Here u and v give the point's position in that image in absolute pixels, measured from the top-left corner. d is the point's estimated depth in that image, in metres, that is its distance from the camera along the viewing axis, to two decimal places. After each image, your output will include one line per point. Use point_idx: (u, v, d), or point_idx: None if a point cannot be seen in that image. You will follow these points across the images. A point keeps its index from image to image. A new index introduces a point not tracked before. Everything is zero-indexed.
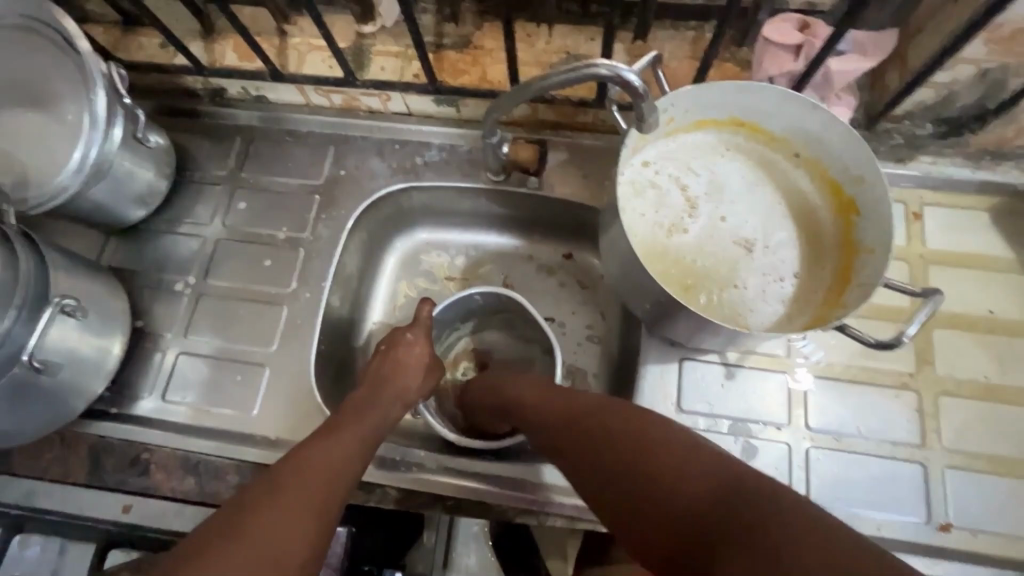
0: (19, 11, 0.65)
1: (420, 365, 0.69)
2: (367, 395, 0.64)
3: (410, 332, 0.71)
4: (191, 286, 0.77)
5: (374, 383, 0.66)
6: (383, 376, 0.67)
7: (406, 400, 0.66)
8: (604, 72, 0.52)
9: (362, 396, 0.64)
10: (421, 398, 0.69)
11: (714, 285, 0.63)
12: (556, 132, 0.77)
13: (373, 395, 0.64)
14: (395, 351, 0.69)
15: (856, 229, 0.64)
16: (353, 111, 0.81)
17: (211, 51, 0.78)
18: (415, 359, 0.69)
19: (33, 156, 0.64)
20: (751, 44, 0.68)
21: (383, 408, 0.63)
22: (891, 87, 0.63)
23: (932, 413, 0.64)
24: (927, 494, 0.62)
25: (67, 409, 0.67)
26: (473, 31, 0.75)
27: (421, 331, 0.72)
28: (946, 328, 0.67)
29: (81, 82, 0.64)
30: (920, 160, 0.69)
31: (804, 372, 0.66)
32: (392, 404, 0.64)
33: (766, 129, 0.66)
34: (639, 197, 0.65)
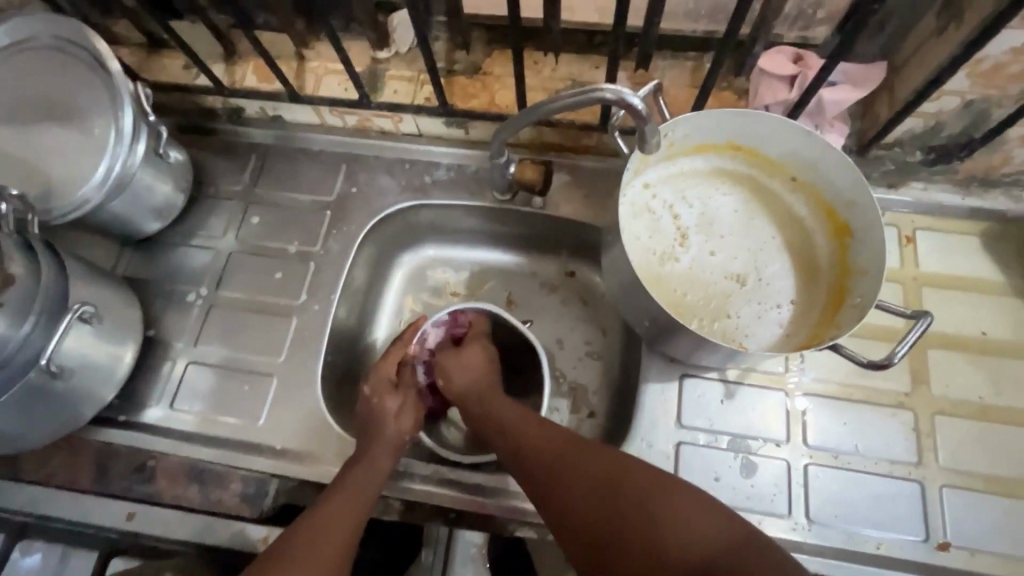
0: (53, 33, 0.68)
1: (399, 410, 0.70)
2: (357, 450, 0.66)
3: (366, 386, 0.71)
4: (203, 296, 0.79)
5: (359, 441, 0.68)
6: (362, 433, 0.68)
7: (398, 443, 0.67)
8: (608, 97, 0.54)
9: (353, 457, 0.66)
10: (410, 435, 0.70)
11: (708, 313, 0.66)
12: (560, 154, 0.80)
13: (359, 450, 0.66)
14: (366, 407, 0.70)
15: (850, 250, 0.66)
16: (366, 131, 0.84)
17: (232, 72, 0.82)
18: (391, 406, 0.70)
19: (56, 169, 0.67)
20: (747, 74, 0.71)
21: (378, 456, 0.65)
22: (882, 117, 0.66)
23: (928, 432, 0.65)
24: (925, 512, 0.62)
25: (75, 415, 0.68)
26: (483, 58, 0.78)
27: (379, 382, 0.72)
28: (940, 348, 0.68)
29: (107, 99, 0.67)
30: (911, 186, 0.72)
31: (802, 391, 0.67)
32: (383, 455, 0.65)
33: (763, 154, 0.68)
34: (636, 222, 0.68)
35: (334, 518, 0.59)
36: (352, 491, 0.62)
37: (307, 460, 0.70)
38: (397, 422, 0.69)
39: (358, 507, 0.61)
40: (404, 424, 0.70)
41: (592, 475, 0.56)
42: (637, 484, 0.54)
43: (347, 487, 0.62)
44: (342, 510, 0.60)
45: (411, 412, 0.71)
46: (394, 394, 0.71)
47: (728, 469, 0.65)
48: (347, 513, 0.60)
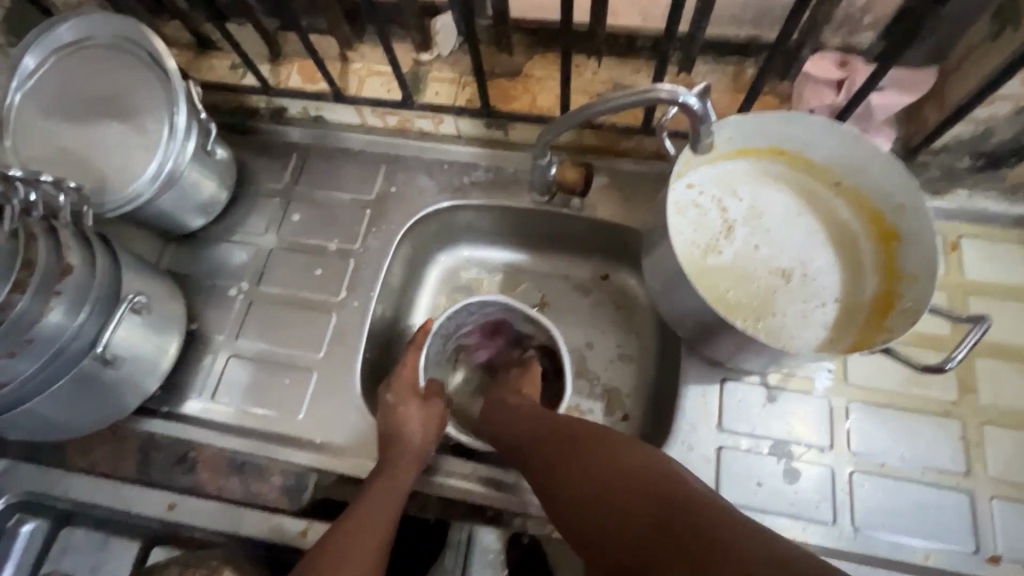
0: (113, 32, 0.70)
1: (427, 420, 0.68)
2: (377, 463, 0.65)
3: (390, 394, 0.70)
4: (244, 291, 0.80)
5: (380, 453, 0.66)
6: (384, 443, 0.66)
7: (422, 452, 0.66)
8: (663, 96, 0.54)
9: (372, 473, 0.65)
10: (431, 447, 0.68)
11: (751, 311, 0.65)
12: (598, 156, 0.80)
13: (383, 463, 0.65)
14: (386, 417, 0.68)
15: (897, 254, 0.65)
16: (405, 132, 0.85)
17: (278, 73, 0.84)
18: (413, 417, 0.68)
19: (112, 164, 0.69)
20: (791, 79, 0.71)
21: (402, 471, 0.65)
22: (929, 123, 0.65)
23: (976, 441, 0.64)
24: (974, 523, 0.61)
25: (121, 404, 0.69)
26: (524, 61, 0.79)
27: (402, 392, 0.70)
28: (987, 357, 0.67)
29: (161, 97, 0.69)
30: (956, 194, 0.71)
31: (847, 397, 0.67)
32: (405, 471, 0.65)
33: (807, 156, 0.68)
34: (681, 215, 0.69)
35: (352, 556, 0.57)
36: (372, 516, 0.61)
37: (346, 454, 0.70)
38: (422, 431, 0.67)
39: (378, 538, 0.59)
40: (430, 431, 0.68)
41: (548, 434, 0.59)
42: (621, 476, 0.49)
43: (367, 509, 0.61)
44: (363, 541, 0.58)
45: (437, 418, 0.69)
46: (418, 403, 0.69)
47: (770, 474, 0.64)
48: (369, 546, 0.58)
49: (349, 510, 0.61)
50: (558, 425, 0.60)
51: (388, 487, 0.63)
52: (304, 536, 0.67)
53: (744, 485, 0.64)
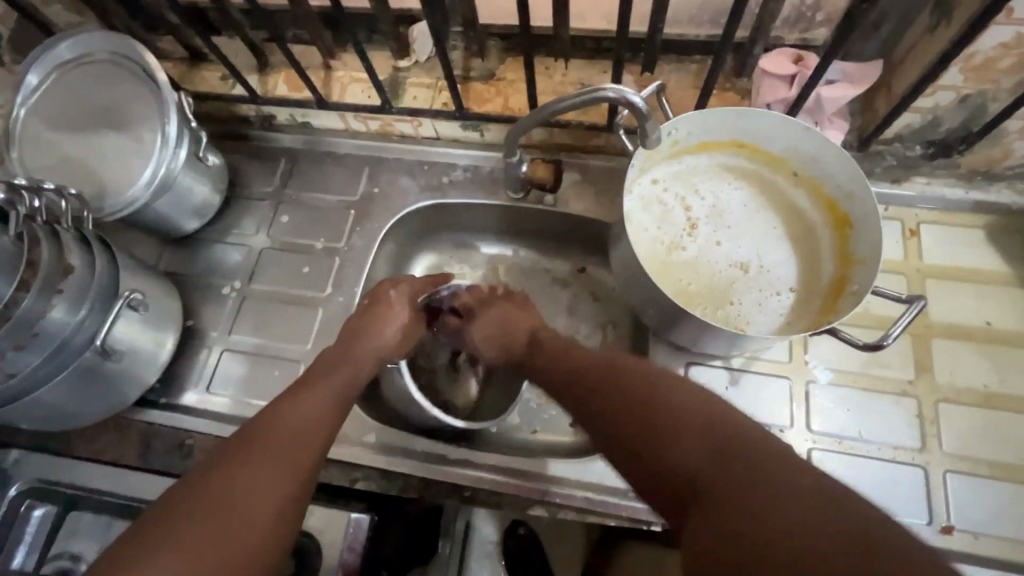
0: (108, 48, 0.75)
1: (401, 328, 0.71)
2: (341, 349, 0.66)
3: (394, 290, 0.74)
4: (237, 289, 0.85)
5: (356, 329, 0.69)
6: (362, 329, 0.69)
7: (391, 353, 0.69)
8: (610, 95, 0.58)
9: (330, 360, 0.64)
10: (396, 357, 0.71)
11: (711, 301, 0.68)
12: (571, 154, 0.84)
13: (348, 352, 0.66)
14: (381, 304, 0.72)
15: (850, 242, 0.68)
16: (387, 135, 0.89)
17: (266, 82, 0.88)
18: (397, 318, 0.71)
19: (109, 172, 0.74)
20: (749, 75, 0.74)
21: (362, 361, 0.66)
22: (880, 113, 0.68)
23: (932, 418, 0.66)
24: (928, 497, 0.63)
25: (122, 396, 0.74)
26: (497, 65, 0.83)
27: (404, 291, 0.74)
28: (944, 337, 0.70)
29: (154, 108, 0.74)
30: (914, 181, 0.73)
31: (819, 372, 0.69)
32: (370, 358, 0.67)
33: (764, 150, 0.71)
34: (646, 212, 0.72)
35: (296, 420, 0.55)
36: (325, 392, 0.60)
37: None
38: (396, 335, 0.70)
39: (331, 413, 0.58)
40: (404, 341, 0.72)
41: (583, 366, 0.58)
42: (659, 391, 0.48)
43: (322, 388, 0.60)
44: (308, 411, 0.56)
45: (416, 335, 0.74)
46: (410, 309, 0.73)
47: None
48: (318, 418, 0.56)
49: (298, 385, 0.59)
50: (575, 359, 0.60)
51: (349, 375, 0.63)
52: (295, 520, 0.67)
53: None
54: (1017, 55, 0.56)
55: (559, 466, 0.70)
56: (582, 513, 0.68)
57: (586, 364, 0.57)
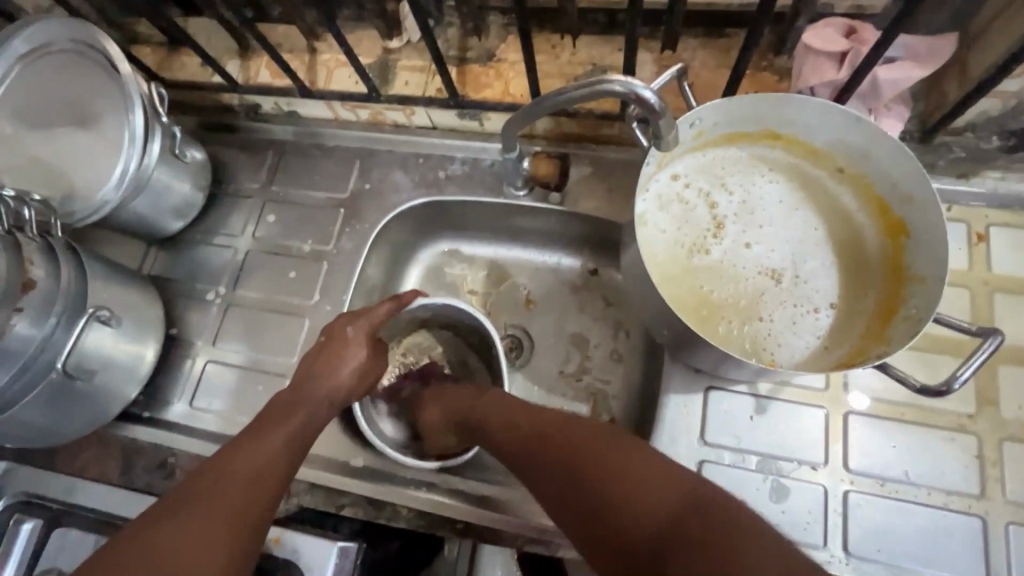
0: (71, 37, 0.69)
1: (358, 369, 0.66)
2: (297, 391, 0.62)
3: (351, 327, 0.67)
4: (221, 295, 0.80)
5: (308, 368, 0.64)
6: (316, 372, 0.63)
7: (343, 400, 0.64)
8: (618, 89, 0.50)
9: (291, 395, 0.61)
10: (352, 398, 0.66)
11: (736, 316, 0.59)
12: (580, 145, 0.75)
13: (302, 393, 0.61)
14: (335, 342, 0.66)
15: (906, 252, 0.58)
16: (379, 125, 0.81)
17: (247, 69, 0.81)
18: (353, 360, 0.66)
19: (77, 173, 0.68)
20: (790, 52, 0.63)
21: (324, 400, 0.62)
22: (950, 98, 0.56)
23: (994, 460, 0.57)
24: (986, 552, 0.55)
25: (101, 411, 0.71)
26: (497, 44, 0.74)
27: (362, 328, 0.67)
28: (1013, 364, 0.59)
29: (120, 101, 0.68)
30: (986, 176, 0.62)
31: (859, 395, 0.61)
32: (326, 402, 0.62)
33: (806, 140, 0.60)
34: (663, 211, 0.63)
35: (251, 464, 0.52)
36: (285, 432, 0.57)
37: (317, 462, 0.70)
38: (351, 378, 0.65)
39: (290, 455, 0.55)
40: (359, 385, 0.66)
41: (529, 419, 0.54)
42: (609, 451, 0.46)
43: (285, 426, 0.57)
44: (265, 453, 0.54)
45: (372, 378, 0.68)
46: (367, 348, 0.67)
47: (756, 492, 0.59)
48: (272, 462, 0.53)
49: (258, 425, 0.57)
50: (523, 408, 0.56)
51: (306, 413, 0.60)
52: (278, 544, 0.59)
53: None
54: None
55: None
56: None
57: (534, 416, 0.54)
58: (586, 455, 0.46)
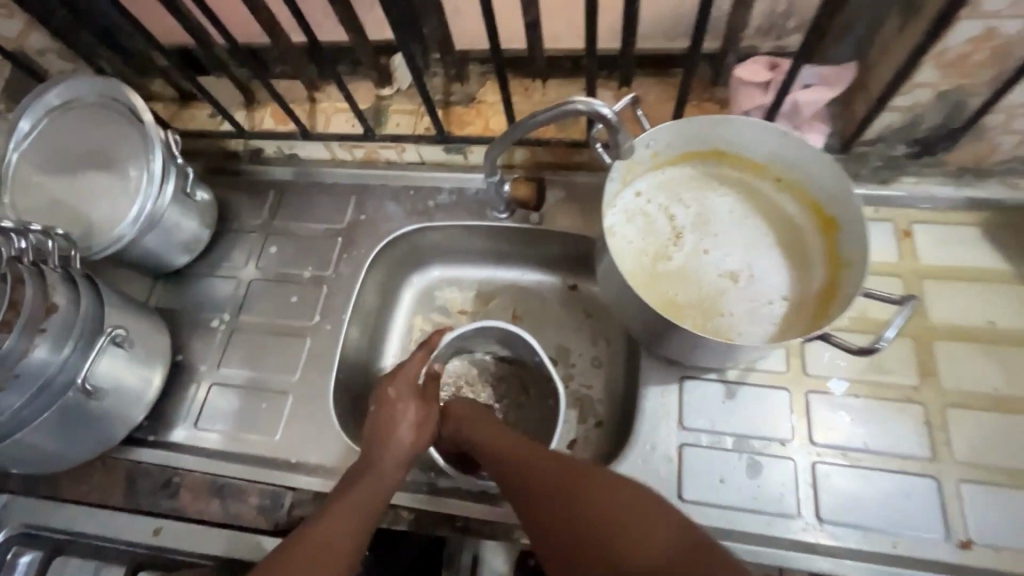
0: (96, 91, 0.77)
1: (414, 424, 0.69)
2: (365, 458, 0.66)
3: (392, 387, 0.70)
4: (225, 322, 0.84)
5: (371, 435, 0.68)
6: (376, 442, 0.67)
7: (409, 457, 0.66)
8: (581, 108, 0.60)
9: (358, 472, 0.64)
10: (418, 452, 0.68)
11: (700, 312, 0.66)
12: (554, 172, 0.84)
13: (369, 460, 0.65)
14: (387, 404, 0.69)
15: (839, 244, 0.67)
16: (373, 163, 0.90)
17: (253, 117, 0.90)
18: (409, 415, 0.69)
19: (95, 211, 0.75)
20: (725, 84, 0.74)
21: (389, 473, 0.65)
22: (859, 114, 0.67)
23: (941, 425, 0.63)
24: (943, 509, 0.60)
25: (108, 435, 0.73)
26: (477, 88, 0.84)
27: (405, 385, 0.71)
28: (948, 339, 0.67)
29: (139, 147, 0.75)
30: (903, 181, 0.72)
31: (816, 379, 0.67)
32: (393, 469, 0.65)
33: (747, 159, 0.70)
34: (630, 225, 0.71)
35: (328, 551, 0.56)
36: (353, 511, 0.61)
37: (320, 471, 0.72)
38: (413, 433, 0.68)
39: (357, 528, 0.60)
40: (420, 439, 0.69)
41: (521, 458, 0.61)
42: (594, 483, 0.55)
43: (354, 505, 0.61)
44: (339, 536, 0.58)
45: (430, 428, 0.70)
46: (416, 403, 0.70)
47: (733, 470, 0.64)
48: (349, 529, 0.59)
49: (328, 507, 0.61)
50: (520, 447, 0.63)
51: (371, 488, 0.63)
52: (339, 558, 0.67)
53: (708, 483, 0.64)
54: (990, 49, 0.55)
55: None
56: None
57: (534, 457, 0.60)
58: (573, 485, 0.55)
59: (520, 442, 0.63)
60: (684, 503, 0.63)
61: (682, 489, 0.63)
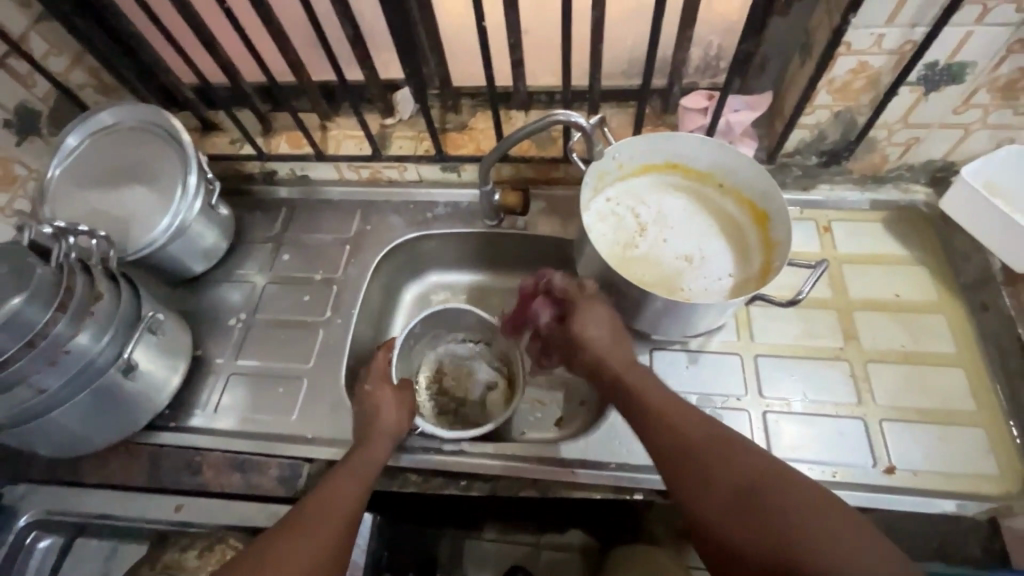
0: (138, 118, 0.89)
1: (393, 404, 0.77)
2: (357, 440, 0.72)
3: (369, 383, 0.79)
4: (243, 320, 0.93)
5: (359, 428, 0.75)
6: (364, 424, 0.75)
7: (395, 433, 0.74)
8: (561, 119, 0.75)
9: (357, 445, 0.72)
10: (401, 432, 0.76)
11: (664, 288, 0.79)
12: (535, 187, 0.98)
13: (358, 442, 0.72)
14: (368, 395, 0.77)
15: (770, 231, 0.82)
16: (376, 182, 1.02)
17: (270, 143, 1.01)
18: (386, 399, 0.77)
19: (132, 218, 0.84)
20: (672, 112, 0.91)
21: (378, 446, 0.72)
22: (778, 131, 0.84)
23: (863, 377, 0.77)
24: (871, 443, 0.72)
25: (134, 420, 0.79)
26: (469, 117, 0.99)
27: (378, 379, 0.80)
28: (865, 309, 0.82)
29: (174, 165, 0.86)
30: (819, 187, 0.89)
31: (760, 346, 0.80)
32: (380, 444, 0.72)
33: (694, 168, 0.86)
34: (602, 222, 0.85)
35: (336, 506, 0.63)
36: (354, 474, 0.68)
37: (334, 443, 0.80)
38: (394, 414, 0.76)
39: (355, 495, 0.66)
40: (402, 417, 0.76)
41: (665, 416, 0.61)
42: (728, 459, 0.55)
43: (348, 473, 0.68)
44: (346, 494, 0.65)
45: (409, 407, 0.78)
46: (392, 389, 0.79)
47: None
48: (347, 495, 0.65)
49: (332, 473, 0.68)
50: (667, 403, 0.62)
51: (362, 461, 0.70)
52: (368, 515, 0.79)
53: None
54: (865, 78, 0.73)
55: (558, 447, 0.77)
56: (570, 489, 0.74)
57: (678, 416, 0.60)
58: (709, 450, 0.56)
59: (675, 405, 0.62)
60: None
61: None
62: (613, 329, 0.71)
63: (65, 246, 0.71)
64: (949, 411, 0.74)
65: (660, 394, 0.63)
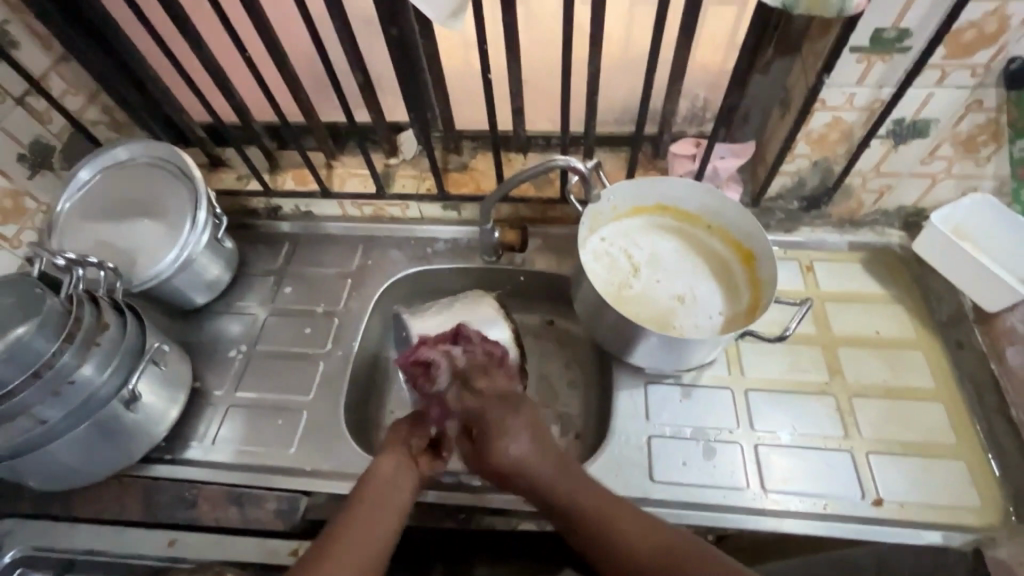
0: (151, 155, 0.92)
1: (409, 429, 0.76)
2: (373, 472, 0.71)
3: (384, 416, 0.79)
4: (243, 351, 0.94)
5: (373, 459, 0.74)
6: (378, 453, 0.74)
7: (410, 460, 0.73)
8: (561, 163, 0.79)
9: (359, 487, 0.70)
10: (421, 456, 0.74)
11: (658, 326, 0.83)
12: (533, 226, 1.02)
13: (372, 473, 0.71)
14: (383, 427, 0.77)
15: (758, 271, 0.87)
16: (379, 218, 1.06)
17: (276, 178, 1.05)
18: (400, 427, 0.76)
19: (140, 251, 0.86)
20: (662, 157, 0.97)
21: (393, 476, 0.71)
22: (761, 177, 0.90)
23: (849, 411, 0.80)
24: (858, 475, 0.75)
25: (130, 452, 0.79)
26: (470, 158, 1.03)
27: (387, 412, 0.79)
28: (848, 345, 0.85)
29: (184, 200, 0.88)
30: (802, 229, 0.94)
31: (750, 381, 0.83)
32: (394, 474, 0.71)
33: (684, 211, 0.91)
34: (597, 262, 0.89)
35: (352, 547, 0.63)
36: (371, 509, 0.67)
37: (332, 476, 0.80)
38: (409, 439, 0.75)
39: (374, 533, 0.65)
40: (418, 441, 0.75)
41: (605, 526, 0.66)
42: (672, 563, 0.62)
43: (367, 510, 0.67)
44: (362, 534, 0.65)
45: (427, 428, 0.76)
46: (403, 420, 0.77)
47: (693, 454, 0.77)
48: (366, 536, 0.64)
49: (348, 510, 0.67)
50: (601, 510, 0.67)
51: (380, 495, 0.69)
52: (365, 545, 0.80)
53: (673, 465, 0.76)
54: (839, 131, 0.79)
55: None
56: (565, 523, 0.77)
57: (614, 526, 0.66)
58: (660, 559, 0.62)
59: (600, 505, 0.68)
60: (656, 484, 0.75)
61: (653, 471, 0.76)
62: (527, 443, 0.72)
63: (75, 277, 0.73)
64: (931, 444, 0.77)
65: (590, 496, 0.68)
